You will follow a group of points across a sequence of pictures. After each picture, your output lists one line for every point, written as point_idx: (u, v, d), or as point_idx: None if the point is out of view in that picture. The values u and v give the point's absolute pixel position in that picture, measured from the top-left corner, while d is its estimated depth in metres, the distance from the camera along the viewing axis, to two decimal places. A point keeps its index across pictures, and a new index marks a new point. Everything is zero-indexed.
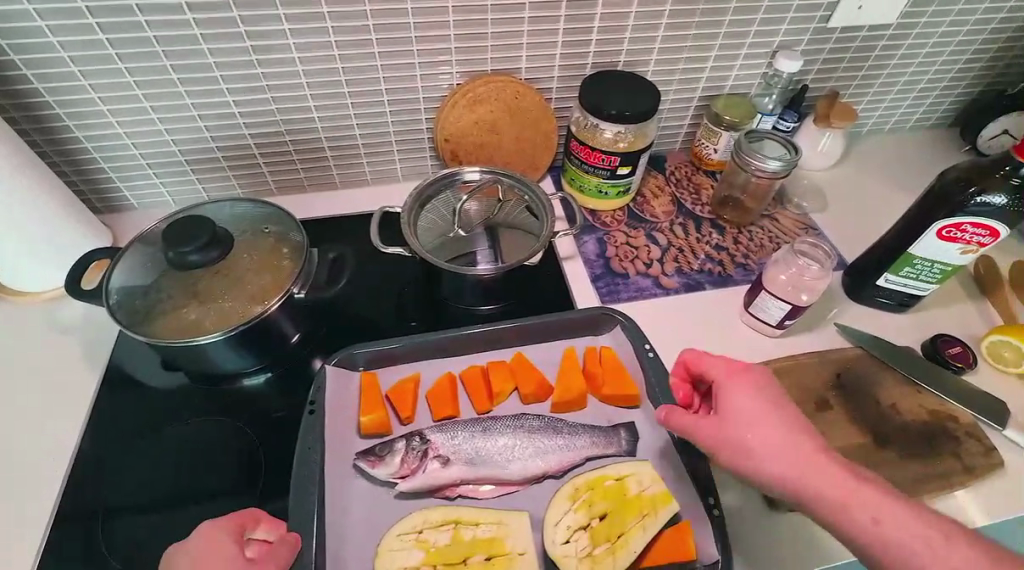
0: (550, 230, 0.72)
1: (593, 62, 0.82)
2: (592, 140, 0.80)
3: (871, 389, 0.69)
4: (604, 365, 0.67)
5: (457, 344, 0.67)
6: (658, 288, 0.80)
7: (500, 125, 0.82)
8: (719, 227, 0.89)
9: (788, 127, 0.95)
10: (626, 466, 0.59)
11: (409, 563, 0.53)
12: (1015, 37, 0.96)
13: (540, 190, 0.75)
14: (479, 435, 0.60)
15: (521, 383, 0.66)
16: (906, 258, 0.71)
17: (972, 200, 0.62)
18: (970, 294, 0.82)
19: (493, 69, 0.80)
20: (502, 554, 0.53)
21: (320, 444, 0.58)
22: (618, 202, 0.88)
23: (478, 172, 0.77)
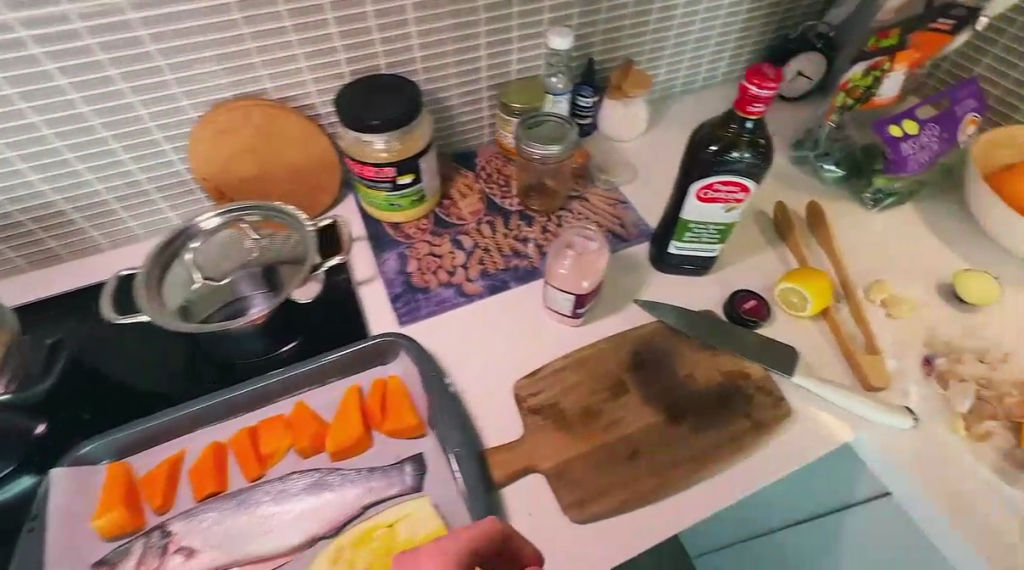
0: (314, 254, 0.66)
1: (349, 69, 0.76)
2: (362, 153, 0.74)
3: (668, 363, 0.68)
4: (388, 399, 0.63)
5: (220, 411, 0.61)
6: (460, 296, 0.76)
7: (260, 152, 0.76)
8: (527, 218, 0.86)
9: (588, 103, 0.93)
10: (397, 510, 0.55)
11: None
12: None
13: (293, 211, 0.68)
14: (232, 513, 0.55)
15: (294, 437, 0.60)
16: (683, 223, 0.70)
17: (712, 157, 0.62)
18: (769, 241, 0.83)
19: (234, 93, 0.72)
20: None
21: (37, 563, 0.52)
22: (417, 210, 0.84)
23: (218, 213, 0.68)
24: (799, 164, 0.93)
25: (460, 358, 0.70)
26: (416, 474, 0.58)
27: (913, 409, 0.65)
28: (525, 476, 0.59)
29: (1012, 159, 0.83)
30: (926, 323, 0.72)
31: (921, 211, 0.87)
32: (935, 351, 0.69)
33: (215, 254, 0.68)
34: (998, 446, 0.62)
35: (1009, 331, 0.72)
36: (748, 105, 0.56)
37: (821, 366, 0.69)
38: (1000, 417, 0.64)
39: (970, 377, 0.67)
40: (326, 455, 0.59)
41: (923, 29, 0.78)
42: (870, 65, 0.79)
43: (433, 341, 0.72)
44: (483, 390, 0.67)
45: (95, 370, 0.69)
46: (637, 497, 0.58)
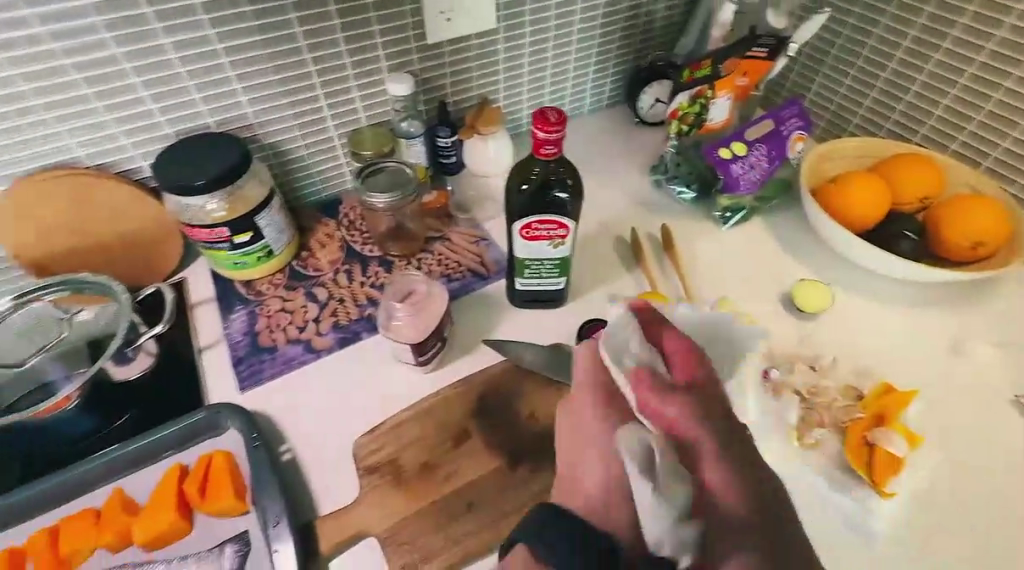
0: (125, 326, 0.64)
1: (174, 129, 0.74)
2: (191, 216, 0.72)
3: (513, 403, 0.67)
4: (208, 476, 0.59)
5: (27, 508, 0.58)
6: (309, 353, 0.74)
7: (78, 223, 0.72)
8: (386, 263, 0.85)
9: (448, 142, 0.93)
10: None
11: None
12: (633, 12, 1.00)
13: (98, 278, 0.66)
14: None
15: (99, 534, 0.55)
16: (520, 262, 0.71)
17: (522, 197, 0.63)
18: (625, 266, 0.85)
19: (43, 166, 0.70)
20: None
21: None
22: (269, 265, 0.81)
23: (10, 298, 0.64)
24: (656, 187, 0.96)
25: (302, 420, 0.67)
26: (235, 555, 0.55)
27: (750, 424, 0.67)
28: (359, 540, 0.58)
29: (840, 169, 0.90)
30: (763, 337, 0.75)
31: (768, 225, 0.91)
32: (772, 364, 0.72)
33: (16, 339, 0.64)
34: (826, 453, 0.65)
35: (837, 339, 0.76)
36: (541, 148, 0.57)
37: None
38: (827, 424, 0.66)
39: (802, 387, 0.69)
40: (138, 546, 0.56)
41: (739, 57, 0.84)
42: (692, 95, 0.86)
43: (275, 404, 0.69)
44: (323, 451, 0.65)
45: None
46: (470, 550, 0.57)
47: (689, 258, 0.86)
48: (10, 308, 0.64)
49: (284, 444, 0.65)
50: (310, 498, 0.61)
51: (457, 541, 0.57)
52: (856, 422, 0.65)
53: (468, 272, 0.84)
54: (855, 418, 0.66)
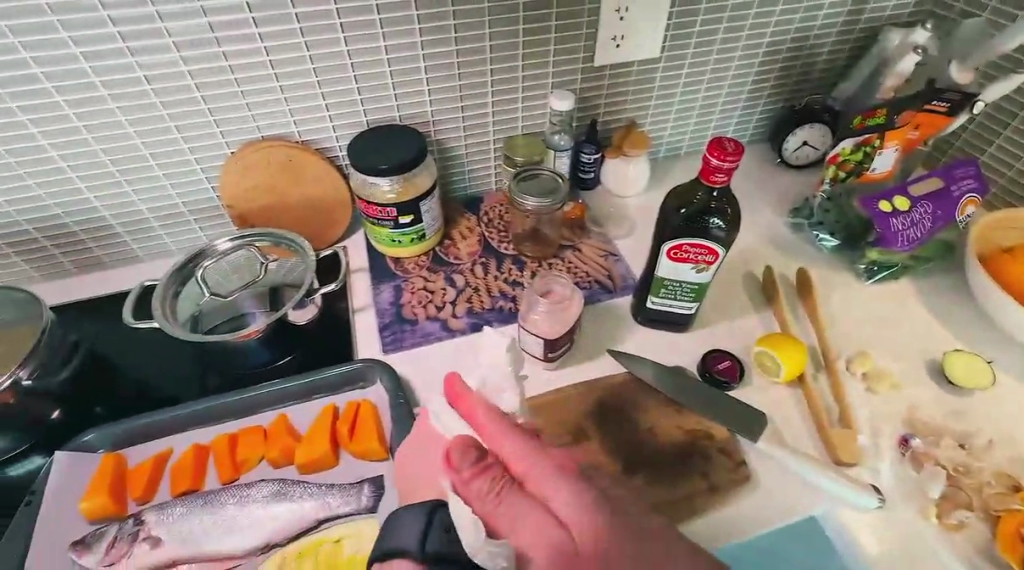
0: (311, 278, 0.74)
1: (368, 118, 0.85)
2: (369, 194, 0.82)
3: (632, 415, 0.69)
4: (359, 419, 0.67)
5: (210, 414, 0.68)
6: (444, 331, 0.81)
7: (280, 187, 0.85)
8: (519, 263, 0.91)
9: (590, 159, 0.98)
10: (347, 526, 0.58)
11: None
12: (796, 53, 0.99)
13: (295, 236, 0.77)
14: (196, 510, 0.58)
15: (269, 447, 0.65)
16: (658, 281, 0.73)
17: (679, 218, 0.65)
18: (756, 304, 0.84)
19: (266, 135, 0.83)
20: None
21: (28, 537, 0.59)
22: (418, 247, 0.90)
23: (230, 240, 0.78)
24: (796, 231, 0.94)
25: (435, 390, 0.74)
26: (373, 495, 0.61)
27: (882, 489, 0.63)
28: None
29: (1011, 241, 0.82)
30: (905, 401, 0.71)
31: (919, 286, 0.86)
32: (913, 431, 0.68)
33: (225, 275, 0.77)
34: (970, 538, 0.60)
35: (992, 420, 0.70)
36: (711, 174, 0.60)
37: (789, 435, 0.69)
38: (974, 507, 0.61)
39: (947, 463, 0.64)
40: (296, 467, 0.64)
41: (917, 109, 0.82)
42: (858, 141, 0.84)
43: (413, 371, 0.76)
44: None
45: (112, 366, 0.77)
46: None
47: (827, 307, 0.83)
48: (229, 248, 0.78)
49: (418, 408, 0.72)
50: None
51: None
52: (1012, 513, 0.60)
53: (596, 284, 0.87)
54: (1011, 508, 0.60)
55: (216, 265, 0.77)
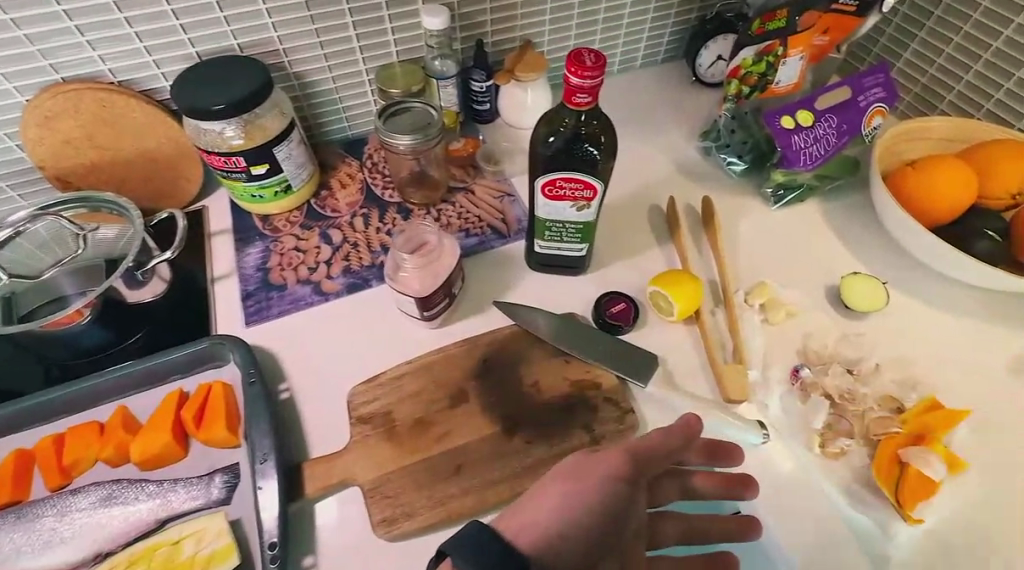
0: (138, 245, 0.64)
1: (198, 49, 0.71)
2: (209, 142, 0.69)
3: (516, 369, 0.64)
4: (206, 403, 0.59)
5: (32, 413, 0.59)
6: (316, 295, 0.72)
7: (101, 139, 0.71)
8: (404, 211, 0.81)
9: (482, 88, 0.87)
10: (188, 525, 0.51)
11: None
12: None
13: (115, 198, 0.67)
14: (10, 526, 0.51)
15: (101, 445, 0.57)
16: (541, 223, 0.66)
17: (550, 152, 0.57)
18: (659, 238, 0.78)
19: (66, 76, 0.68)
20: None
21: None
22: (286, 201, 0.79)
23: (29, 211, 0.66)
24: (705, 156, 0.87)
25: (304, 362, 0.67)
26: (224, 486, 0.55)
27: (770, 424, 0.62)
28: (345, 489, 0.57)
29: (919, 153, 0.78)
30: (799, 330, 0.69)
31: (824, 208, 0.82)
32: (804, 362, 0.65)
33: (35, 254, 0.66)
34: (849, 464, 0.59)
35: (882, 343, 0.68)
36: (572, 95, 0.51)
37: (683, 376, 0.66)
38: (855, 435, 0.60)
39: (833, 391, 0.62)
40: (133, 464, 0.56)
41: (823, 10, 0.74)
42: (760, 51, 0.76)
43: (280, 343, 0.68)
44: (321, 395, 0.64)
45: None
46: (452, 515, 0.55)
47: (732, 238, 0.78)
48: (30, 221, 0.66)
49: (284, 383, 0.65)
50: (300, 438, 0.61)
51: (439, 505, 0.55)
52: (890, 436, 0.58)
53: (489, 228, 0.79)
54: (890, 431, 0.59)
55: (21, 243, 0.66)
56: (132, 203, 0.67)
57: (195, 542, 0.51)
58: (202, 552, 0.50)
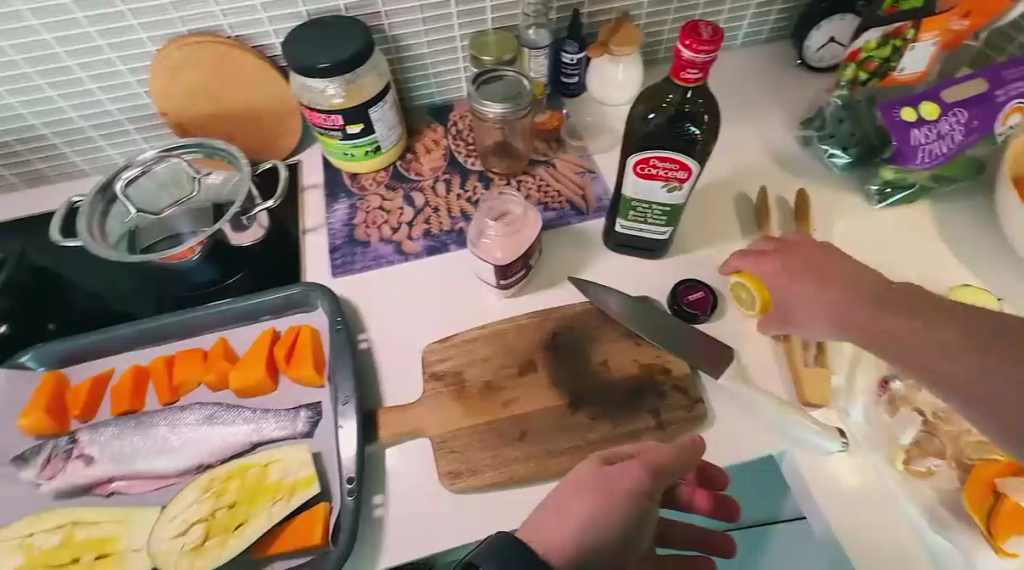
0: (247, 192, 0.69)
1: (308, 9, 0.74)
2: (312, 98, 0.73)
3: (585, 346, 0.64)
4: (297, 344, 0.64)
5: (150, 335, 0.66)
6: (397, 255, 0.75)
7: (217, 91, 0.76)
8: (485, 180, 0.82)
9: (573, 60, 0.85)
10: (278, 452, 0.56)
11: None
12: None
13: (228, 147, 0.71)
14: (130, 431, 0.57)
15: (205, 370, 0.63)
16: (626, 201, 0.64)
17: (648, 129, 0.56)
18: (745, 229, 0.74)
19: (190, 29, 0.73)
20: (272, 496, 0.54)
21: None
22: (375, 162, 0.81)
23: (151, 152, 0.71)
24: (804, 146, 0.81)
25: (383, 316, 0.70)
26: (308, 420, 0.59)
27: (849, 432, 0.59)
28: (414, 439, 0.60)
29: None
30: None
31: (935, 211, 0.75)
32: None
33: (155, 193, 0.72)
34: (936, 485, 0.55)
35: None
36: (681, 71, 0.49)
37: (758, 373, 0.64)
38: (946, 456, 0.55)
39: (925, 407, 0.57)
40: (231, 391, 0.62)
41: None
42: (886, 32, 0.69)
43: (362, 296, 0.72)
44: (397, 349, 0.67)
45: (61, 285, 0.75)
46: (514, 477, 0.57)
47: (826, 235, 0.73)
48: (153, 162, 0.71)
49: (363, 334, 0.69)
50: (376, 387, 0.64)
51: (503, 466, 0.57)
52: (988, 462, 0.54)
53: (568, 204, 0.78)
54: (988, 457, 0.54)
55: (143, 182, 0.72)
56: (243, 153, 0.72)
57: (284, 468, 0.55)
58: (289, 478, 0.55)
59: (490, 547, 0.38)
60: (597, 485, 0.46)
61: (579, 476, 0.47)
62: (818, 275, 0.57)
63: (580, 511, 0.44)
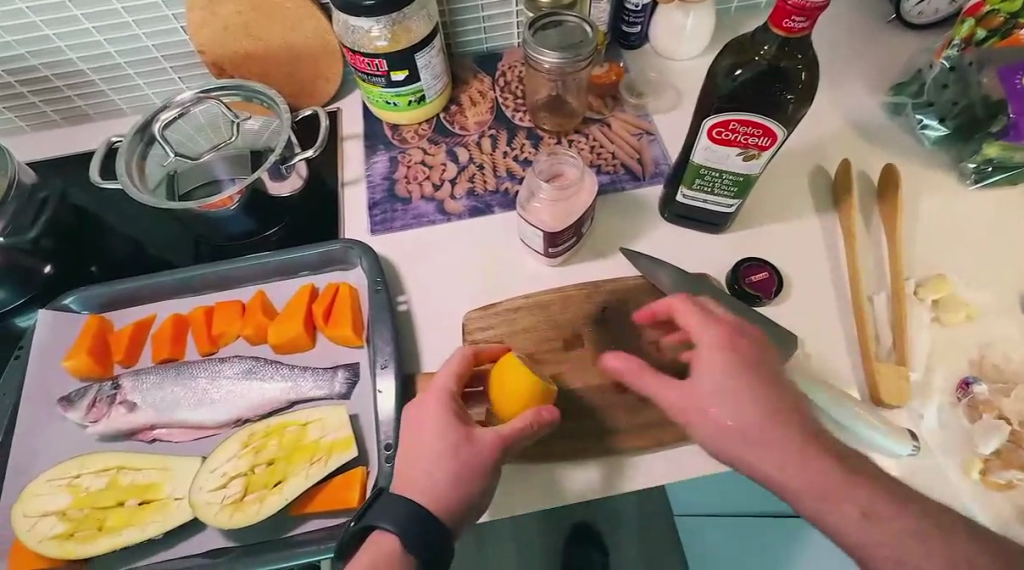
0: (285, 138, 0.66)
1: None
2: (355, 40, 0.67)
3: (635, 323, 0.60)
4: (336, 302, 0.62)
5: (191, 284, 0.65)
6: (439, 214, 0.71)
7: (255, 27, 0.72)
8: (534, 137, 0.76)
9: (639, 6, 0.76)
10: (315, 411, 0.55)
11: (53, 507, 0.51)
12: None
13: (266, 90, 0.67)
14: (171, 380, 0.57)
15: (244, 323, 0.62)
16: (693, 169, 0.59)
17: (733, 88, 0.50)
18: (818, 206, 0.68)
19: None
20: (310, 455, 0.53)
21: (19, 390, 0.60)
22: (418, 113, 0.76)
23: (189, 93, 0.68)
24: (892, 114, 0.73)
25: (423, 279, 0.67)
26: (347, 382, 0.58)
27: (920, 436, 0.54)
28: None
29: None
30: (978, 337, 0.58)
31: None
32: (978, 376, 0.56)
33: (194, 137, 0.70)
34: (1013, 499, 0.51)
35: None
36: (784, 18, 0.42)
37: (823, 364, 0.59)
38: None
39: (1012, 416, 0.53)
40: (270, 346, 0.61)
41: None
42: None
43: (401, 256, 0.69)
44: (436, 314, 0.65)
45: (105, 228, 0.74)
46: (554, 454, 0.55)
47: (910, 217, 0.66)
48: (192, 104, 0.69)
49: (402, 296, 0.66)
50: (414, 352, 0.62)
51: (543, 442, 0.55)
52: None
53: (622, 168, 0.72)
54: None
55: (182, 124, 0.69)
56: (282, 96, 0.68)
57: (321, 428, 0.54)
58: (326, 438, 0.54)
59: (384, 506, 0.45)
60: (426, 435, 0.49)
61: (417, 422, 0.50)
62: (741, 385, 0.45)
63: (432, 467, 0.47)
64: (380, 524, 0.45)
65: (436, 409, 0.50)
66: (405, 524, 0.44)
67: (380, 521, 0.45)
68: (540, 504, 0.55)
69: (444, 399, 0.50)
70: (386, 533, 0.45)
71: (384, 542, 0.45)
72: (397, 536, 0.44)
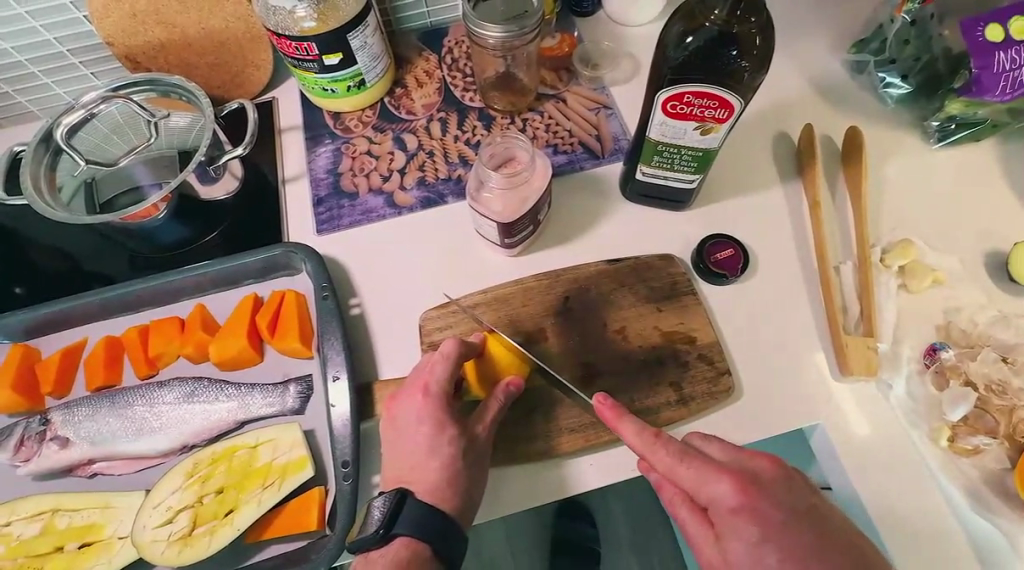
0: (208, 135, 0.60)
1: None
2: (277, 23, 0.60)
3: (600, 312, 0.58)
4: (280, 311, 0.58)
5: (123, 304, 0.60)
6: (389, 208, 0.67)
7: (167, 13, 0.65)
8: (486, 118, 0.71)
9: None
10: (264, 432, 0.52)
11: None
12: None
13: (185, 83, 0.62)
14: (104, 411, 0.53)
15: (183, 341, 0.57)
16: (650, 146, 0.55)
17: (685, 59, 0.46)
18: (782, 175, 0.65)
19: None
20: (261, 480, 0.50)
21: None
22: (359, 98, 0.71)
23: (97, 93, 0.63)
24: (855, 73, 0.70)
25: (376, 279, 0.63)
26: (299, 396, 0.54)
27: (889, 407, 0.54)
28: None
29: None
30: (944, 302, 0.57)
31: (1001, 151, 0.65)
32: (945, 341, 0.55)
33: (109, 140, 0.64)
34: (981, 464, 0.50)
35: None
36: None
37: (793, 340, 0.58)
38: (997, 433, 0.51)
39: (978, 381, 0.52)
40: (213, 363, 0.57)
41: None
42: None
43: (351, 256, 0.64)
44: (392, 316, 0.61)
45: (23, 244, 0.68)
46: (523, 455, 0.53)
47: (875, 181, 0.64)
48: (101, 105, 0.63)
49: (355, 299, 0.62)
50: (371, 358, 0.59)
51: (511, 445, 0.53)
52: None
53: (580, 146, 0.69)
54: None
55: (95, 128, 0.63)
56: (201, 88, 0.63)
57: (272, 450, 0.51)
58: (278, 460, 0.51)
59: (403, 513, 0.47)
60: (417, 433, 0.50)
61: (403, 421, 0.51)
62: (794, 555, 0.38)
63: (428, 460, 0.49)
64: (400, 530, 0.46)
65: (431, 413, 0.50)
66: (429, 529, 0.47)
67: (401, 528, 0.46)
68: (512, 508, 0.53)
69: (432, 398, 0.51)
70: (408, 537, 0.47)
71: (403, 548, 0.46)
72: (421, 539, 0.46)
